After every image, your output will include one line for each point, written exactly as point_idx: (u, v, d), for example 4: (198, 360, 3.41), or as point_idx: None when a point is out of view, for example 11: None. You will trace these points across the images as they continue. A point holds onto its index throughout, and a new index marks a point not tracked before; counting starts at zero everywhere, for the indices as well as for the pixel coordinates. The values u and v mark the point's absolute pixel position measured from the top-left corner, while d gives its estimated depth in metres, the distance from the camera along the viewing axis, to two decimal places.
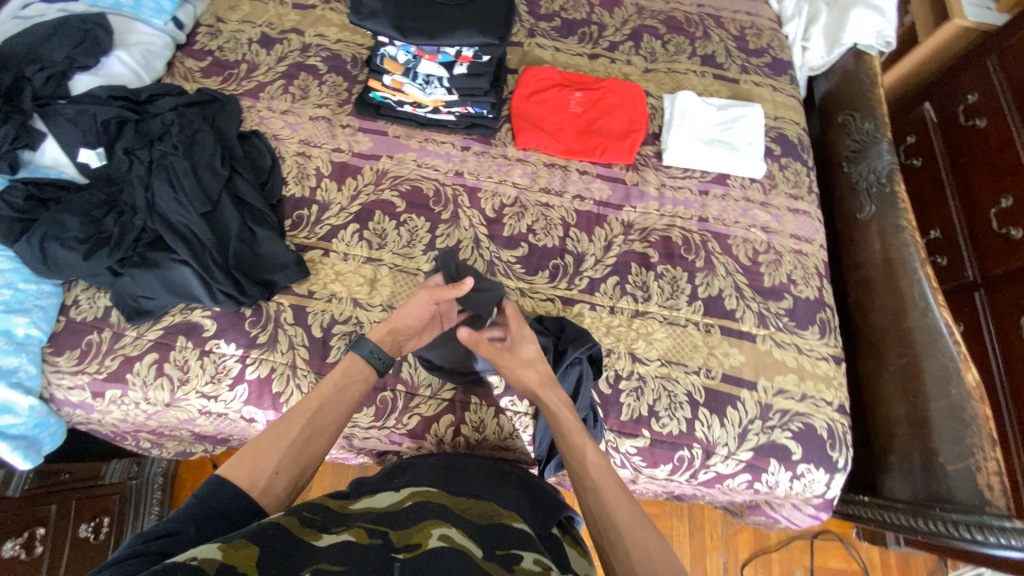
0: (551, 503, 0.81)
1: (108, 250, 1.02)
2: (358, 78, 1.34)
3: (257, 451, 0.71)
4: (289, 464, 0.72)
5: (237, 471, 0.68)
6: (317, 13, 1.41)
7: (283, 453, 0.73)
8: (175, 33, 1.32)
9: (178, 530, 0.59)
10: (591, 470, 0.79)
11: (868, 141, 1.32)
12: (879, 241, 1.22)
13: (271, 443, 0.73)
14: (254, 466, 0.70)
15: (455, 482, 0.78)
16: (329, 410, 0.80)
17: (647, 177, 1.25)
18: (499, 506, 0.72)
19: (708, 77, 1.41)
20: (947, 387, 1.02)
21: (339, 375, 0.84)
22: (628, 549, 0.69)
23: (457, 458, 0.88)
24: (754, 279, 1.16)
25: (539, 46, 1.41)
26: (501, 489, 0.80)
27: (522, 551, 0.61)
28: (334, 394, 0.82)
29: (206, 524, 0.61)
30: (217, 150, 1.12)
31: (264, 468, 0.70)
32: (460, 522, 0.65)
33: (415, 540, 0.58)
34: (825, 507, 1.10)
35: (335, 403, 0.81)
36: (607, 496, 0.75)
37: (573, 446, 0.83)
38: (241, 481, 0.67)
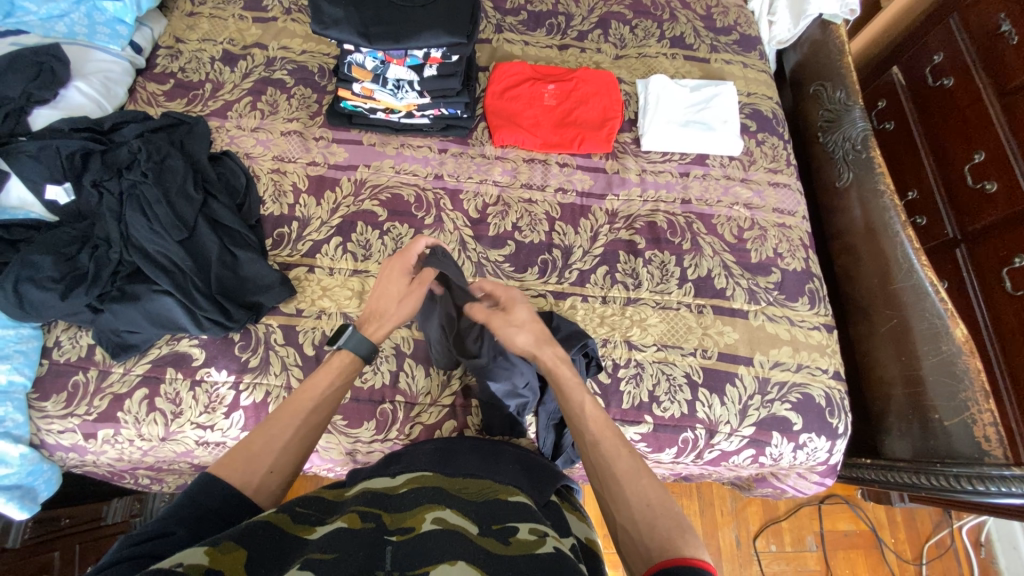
0: (547, 476, 0.85)
1: (86, 287, 0.99)
2: (327, 89, 1.32)
3: (249, 453, 0.68)
4: (286, 463, 0.70)
5: (229, 473, 0.66)
6: (279, 25, 1.38)
7: (279, 453, 0.70)
8: (133, 58, 1.28)
9: (170, 531, 0.57)
10: (590, 423, 0.75)
11: (841, 109, 1.34)
12: (859, 207, 1.24)
13: (264, 445, 0.70)
14: (247, 468, 0.67)
15: (450, 464, 0.79)
16: (323, 404, 0.76)
17: (627, 164, 1.26)
18: (494, 483, 0.75)
19: (679, 59, 1.41)
20: (938, 344, 1.03)
21: (332, 370, 0.80)
22: (627, 500, 0.66)
23: (452, 441, 0.89)
24: (741, 256, 1.17)
25: (508, 41, 1.40)
26: (497, 466, 0.82)
27: (518, 523, 0.64)
28: (329, 393, 0.78)
29: (199, 523, 0.60)
30: (189, 175, 1.10)
31: (259, 467, 0.68)
32: (455, 501, 0.67)
33: (409, 522, 0.60)
34: (829, 473, 1.12)
35: (328, 398, 0.77)
36: (606, 448, 0.72)
37: (571, 403, 0.79)
38: (234, 481, 0.65)
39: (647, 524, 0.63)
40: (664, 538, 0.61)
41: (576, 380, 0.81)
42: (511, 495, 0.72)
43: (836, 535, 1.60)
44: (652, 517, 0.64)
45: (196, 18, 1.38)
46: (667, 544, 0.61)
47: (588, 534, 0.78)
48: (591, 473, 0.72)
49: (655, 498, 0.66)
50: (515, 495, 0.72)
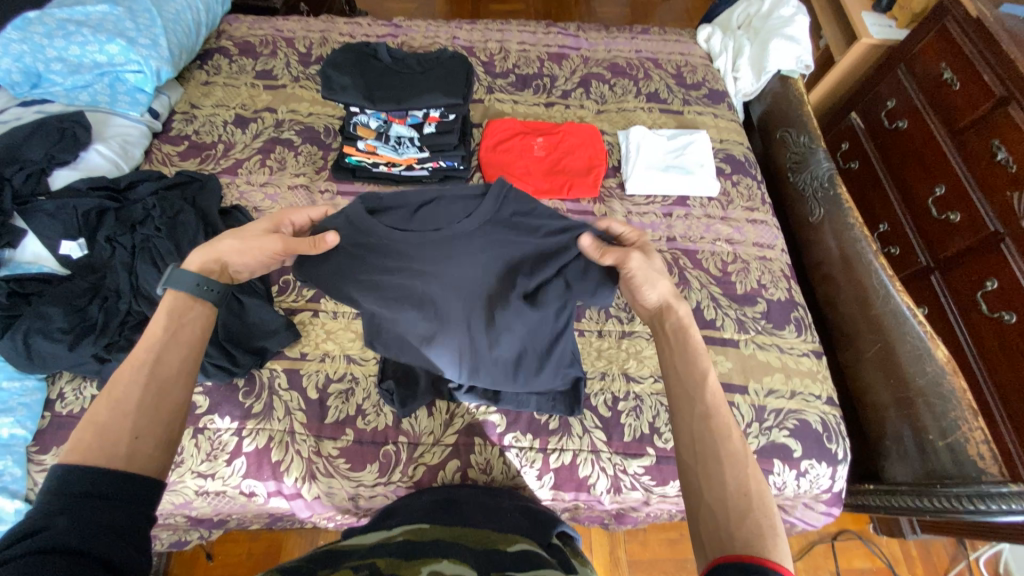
0: (547, 520, 0.87)
1: (94, 337, 1.02)
2: (332, 146, 1.41)
3: (97, 426, 0.59)
4: (149, 424, 0.62)
5: (78, 452, 0.57)
6: (288, 91, 1.51)
7: (136, 414, 0.62)
8: (151, 122, 1.38)
9: (47, 525, 0.50)
10: (708, 394, 0.69)
11: (806, 151, 1.45)
12: (833, 239, 1.33)
13: (113, 411, 0.61)
14: (103, 440, 0.58)
15: (448, 517, 0.82)
16: (170, 349, 0.68)
17: (614, 207, 1.34)
18: (494, 533, 0.78)
19: (656, 112, 1.54)
20: (923, 365, 1.07)
21: (164, 319, 0.70)
22: (728, 481, 0.62)
23: (453, 493, 0.93)
24: (727, 288, 1.23)
25: (498, 100, 1.53)
26: (496, 517, 0.85)
27: (519, 571, 0.66)
28: (169, 339, 0.69)
29: (86, 509, 0.52)
30: (200, 228, 1.16)
31: (122, 428, 0.60)
32: (452, 551, 0.69)
33: (405, 569, 0.62)
34: (835, 502, 1.12)
35: (182, 338, 0.70)
36: (718, 425, 0.66)
37: (692, 366, 0.72)
38: (97, 461, 0.57)
39: (738, 514, 0.60)
40: (750, 532, 0.58)
41: (698, 340, 0.75)
42: (511, 544, 0.74)
43: (852, 573, 1.56)
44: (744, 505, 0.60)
45: (210, 86, 1.50)
46: (752, 538, 0.58)
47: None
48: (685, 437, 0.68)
49: (754, 490, 0.61)
50: (515, 545, 0.74)
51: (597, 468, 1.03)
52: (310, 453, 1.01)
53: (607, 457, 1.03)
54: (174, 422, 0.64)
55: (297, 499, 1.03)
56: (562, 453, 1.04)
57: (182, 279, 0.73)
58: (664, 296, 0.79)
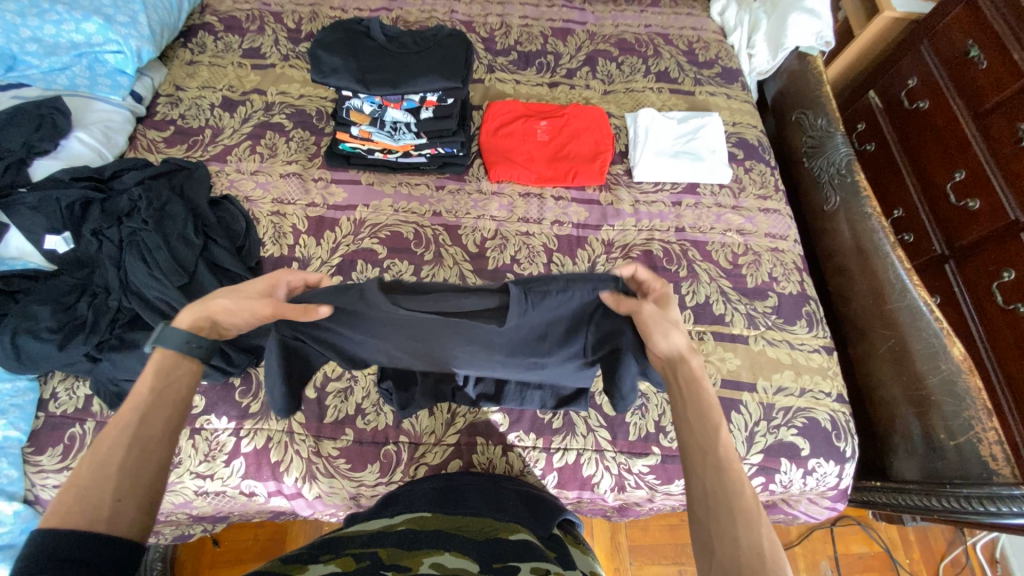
0: (549, 509, 0.86)
1: (84, 336, 0.99)
2: (325, 131, 1.35)
3: (77, 491, 0.54)
4: (135, 485, 0.57)
5: (59, 519, 0.52)
6: (277, 71, 1.43)
7: (118, 477, 0.56)
8: (134, 107, 1.31)
9: None
10: (719, 443, 0.63)
11: (823, 136, 1.39)
12: (848, 229, 1.28)
13: (93, 474, 0.55)
14: (83, 505, 0.53)
15: (449, 505, 0.81)
16: (159, 405, 0.62)
17: (621, 195, 1.29)
18: (495, 522, 0.77)
19: (665, 93, 1.46)
20: (937, 363, 1.04)
21: (153, 373, 0.64)
22: (739, 540, 0.55)
23: (453, 479, 0.92)
24: (737, 282, 1.19)
25: (500, 80, 1.45)
26: (498, 505, 0.84)
27: (520, 563, 0.65)
28: (153, 393, 0.63)
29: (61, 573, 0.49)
30: (189, 220, 1.11)
31: (104, 493, 0.55)
32: (453, 542, 0.69)
33: (407, 561, 0.62)
34: (840, 497, 1.11)
35: (169, 396, 0.64)
36: (730, 478, 0.60)
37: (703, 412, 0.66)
38: (76, 526, 0.52)
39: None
40: None
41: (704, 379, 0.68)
42: (512, 533, 0.74)
43: (850, 558, 1.57)
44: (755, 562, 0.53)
45: (196, 66, 1.42)
46: None
47: (593, 567, 0.78)
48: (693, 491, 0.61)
49: (765, 548, 0.55)
50: (516, 534, 0.73)
51: (601, 467, 1.01)
52: (310, 453, 0.99)
53: (611, 457, 1.02)
54: (161, 481, 0.59)
55: (298, 498, 1.02)
56: (566, 452, 1.02)
57: (167, 335, 0.65)
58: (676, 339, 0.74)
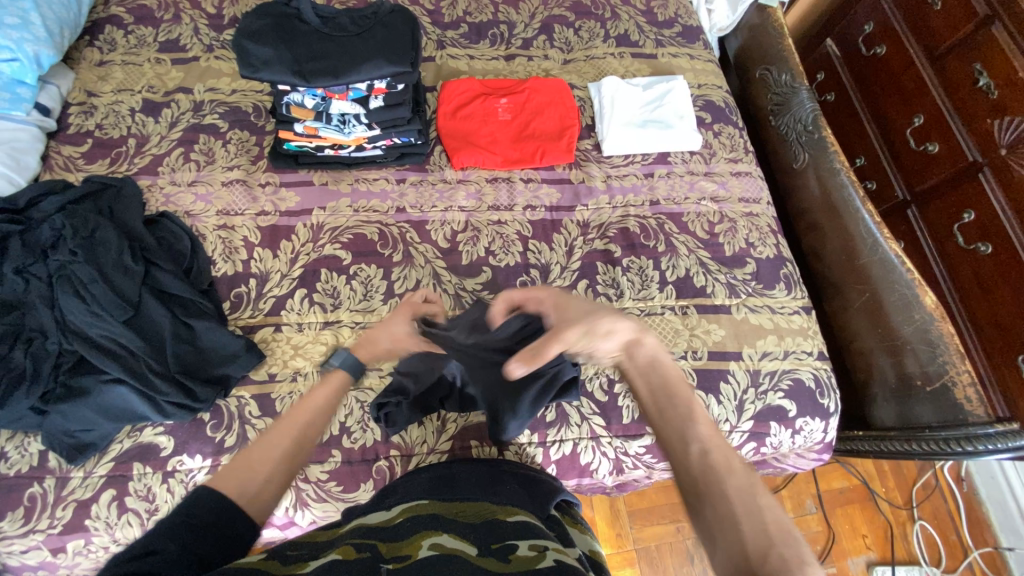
0: (546, 489, 0.85)
1: (25, 388, 0.89)
2: (266, 129, 1.23)
3: (245, 461, 0.64)
4: (280, 473, 0.65)
5: (225, 483, 0.62)
6: (202, 65, 1.28)
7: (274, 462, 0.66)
8: (42, 121, 1.14)
9: (159, 548, 0.55)
10: (698, 427, 0.63)
11: (788, 92, 1.37)
12: (818, 185, 1.28)
13: (261, 455, 0.65)
14: (243, 477, 0.63)
15: (447, 491, 0.80)
16: (322, 415, 0.71)
17: (592, 171, 1.24)
18: (493, 505, 0.76)
19: (627, 58, 1.39)
20: (911, 313, 1.07)
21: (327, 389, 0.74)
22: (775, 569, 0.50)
23: (449, 467, 0.89)
24: (715, 251, 1.17)
25: (452, 57, 1.35)
26: (495, 487, 0.83)
27: (518, 540, 0.66)
28: (319, 408, 0.71)
29: (193, 537, 0.57)
30: (125, 245, 1.00)
31: (258, 476, 0.64)
32: (451, 527, 0.68)
33: (406, 551, 0.61)
34: (825, 449, 1.14)
35: (330, 409, 0.73)
36: (716, 458, 0.60)
37: (676, 403, 0.66)
38: (230, 490, 0.62)
39: (760, 549, 0.52)
40: (774, 566, 0.50)
41: (698, 402, 0.65)
42: (510, 515, 0.73)
43: (833, 494, 1.67)
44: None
45: (107, 66, 1.26)
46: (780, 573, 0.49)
47: (591, 545, 0.79)
48: (712, 528, 0.56)
49: (798, 568, 0.50)
50: (514, 516, 0.73)
51: (598, 454, 1.01)
52: (297, 480, 0.94)
53: (607, 442, 1.01)
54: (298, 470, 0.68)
55: (291, 526, 0.97)
56: (562, 443, 1.00)
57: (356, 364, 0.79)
58: (628, 329, 0.71)
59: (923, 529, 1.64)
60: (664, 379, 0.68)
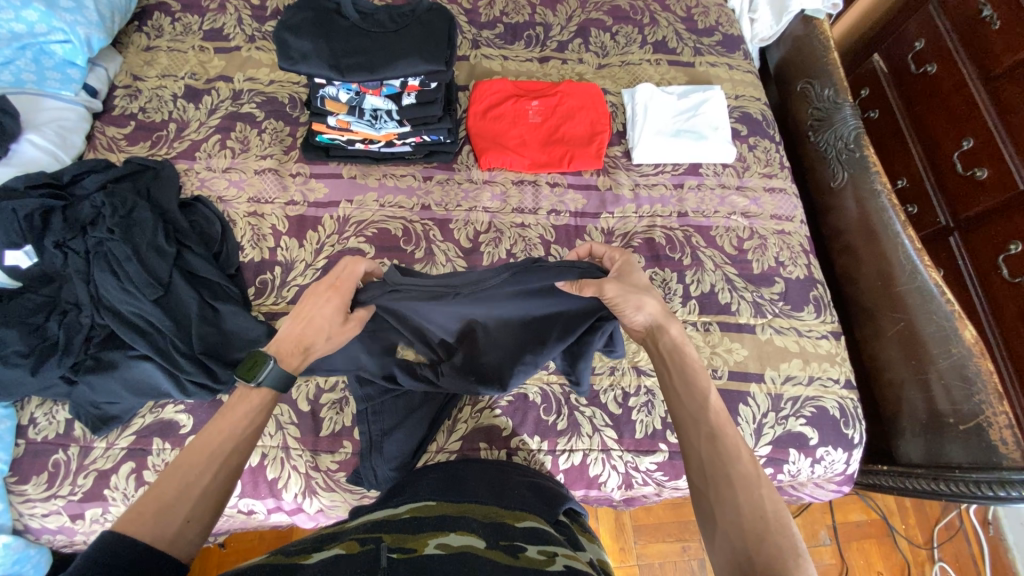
0: (554, 496, 0.84)
1: (57, 358, 0.93)
2: (300, 120, 1.25)
3: (159, 503, 0.55)
4: (204, 508, 0.57)
5: (138, 526, 0.53)
6: (243, 54, 1.31)
7: (196, 497, 0.57)
8: (89, 102, 1.19)
9: None
10: (712, 415, 0.65)
11: (830, 108, 1.32)
12: (856, 206, 1.23)
13: (178, 491, 0.57)
14: (160, 518, 0.54)
15: (456, 491, 0.79)
16: (245, 436, 0.65)
17: (620, 179, 1.22)
18: (502, 508, 0.76)
19: (664, 65, 1.37)
20: (948, 347, 1.02)
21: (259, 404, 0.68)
22: (768, 554, 0.53)
23: (459, 467, 0.89)
24: (743, 268, 1.14)
25: (486, 57, 1.35)
26: (503, 491, 0.82)
27: (527, 543, 0.66)
28: (245, 426, 0.65)
29: None
30: (159, 227, 1.03)
31: (181, 506, 0.56)
32: (459, 525, 0.68)
33: (410, 544, 0.62)
34: (846, 481, 1.10)
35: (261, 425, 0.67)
36: (727, 446, 0.62)
37: (693, 390, 0.69)
38: (147, 538, 0.52)
39: (757, 536, 0.55)
40: (770, 552, 0.54)
41: (712, 388, 0.68)
42: (519, 520, 0.73)
43: (849, 526, 1.61)
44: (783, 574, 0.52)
45: (154, 52, 1.30)
46: (773, 558, 0.53)
47: (601, 554, 0.77)
48: (715, 508, 0.60)
49: (789, 558, 0.53)
50: (523, 520, 0.73)
51: (608, 467, 0.99)
52: (308, 468, 0.95)
53: (618, 456, 0.99)
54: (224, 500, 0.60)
55: (299, 512, 0.99)
56: (572, 453, 0.99)
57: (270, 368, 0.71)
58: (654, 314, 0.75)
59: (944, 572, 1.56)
60: (682, 363, 0.72)
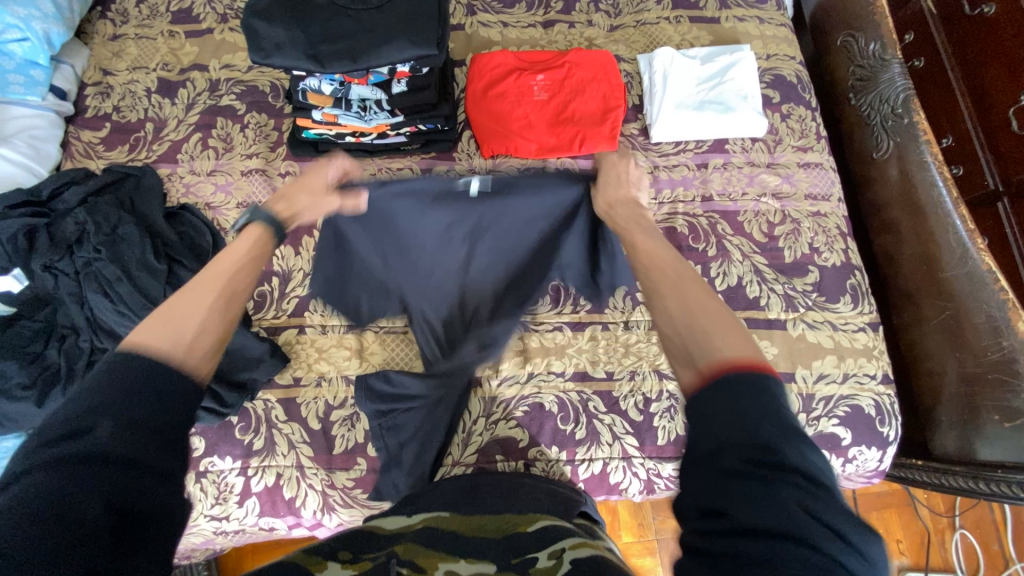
0: (571, 502, 0.78)
1: (61, 387, 0.91)
2: (284, 111, 1.15)
3: (164, 313, 0.49)
4: (216, 322, 0.51)
5: (145, 336, 0.46)
6: (216, 38, 1.19)
7: (204, 313, 0.51)
8: (59, 105, 1.10)
9: (90, 421, 0.40)
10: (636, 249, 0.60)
11: (877, 65, 1.17)
12: (901, 180, 1.11)
13: (185, 306, 0.51)
14: (169, 324, 0.48)
15: (471, 502, 0.74)
16: (248, 266, 0.58)
17: (637, 161, 1.11)
18: (515, 515, 0.70)
19: (684, 23, 1.21)
20: (998, 339, 0.93)
21: (245, 241, 0.62)
22: (702, 342, 0.46)
23: (475, 475, 0.84)
24: (774, 257, 1.05)
25: (483, 24, 1.20)
26: (518, 498, 0.77)
27: (538, 551, 0.59)
28: (247, 258, 0.59)
29: (127, 402, 0.41)
30: (146, 242, 0.97)
31: (175, 331, 0.48)
32: (470, 543, 0.63)
33: (422, 562, 0.57)
34: (876, 473, 1.04)
35: (253, 264, 0.59)
36: (655, 264, 0.56)
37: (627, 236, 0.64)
38: (159, 344, 0.46)
39: (691, 331, 0.47)
40: (702, 339, 0.46)
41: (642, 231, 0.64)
42: (531, 525, 0.67)
43: (869, 496, 1.47)
44: (719, 354, 0.44)
45: (121, 41, 1.19)
46: (709, 342, 0.45)
47: None
48: (660, 325, 0.51)
49: (725, 336, 0.46)
50: (536, 525, 0.67)
51: (629, 474, 0.96)
52: (324, 487, 0.94)
53: (640, 463, 0.96)
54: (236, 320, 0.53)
55: (319, 526, 0.99)
56: (591, 462, 0.96)
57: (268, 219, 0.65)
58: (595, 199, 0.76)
59: (965, 540, 1.43)
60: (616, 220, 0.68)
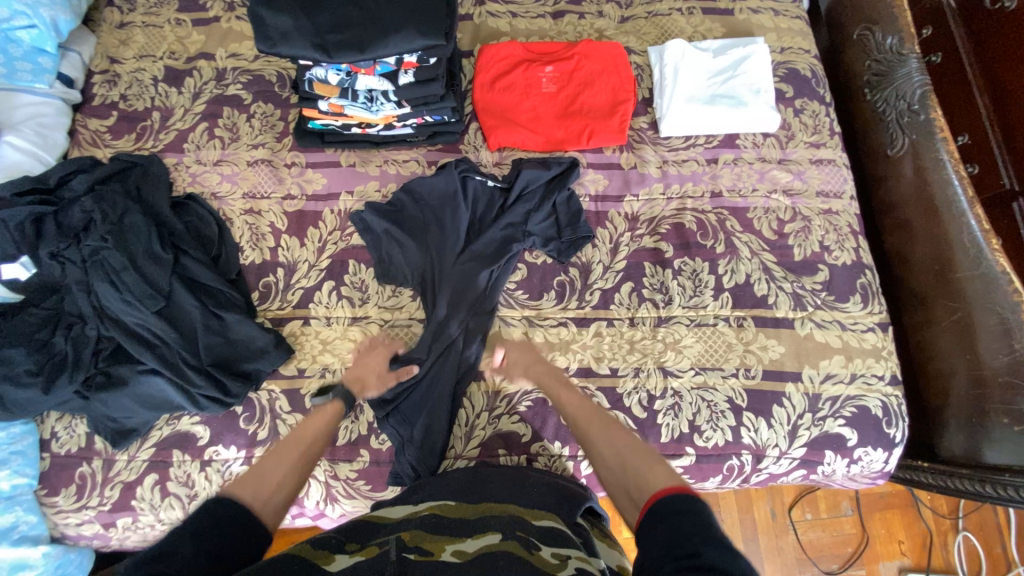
0: (576, 494, 0.78)
1: (69, 374, 0.91)
2: (290, 101, 1.14)
3: (252, 475, 0.69)
4: (285, 487, 0.71)
5: (240, 492, 0.66)
6: (223, 26, 1.18)
7: (276, 479, 0.71)
8: (66, 93, 1.10)
9: (176, 548, 0.55)
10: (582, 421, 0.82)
11: (893, 61, 1.15)
12: (916, 179, 1.09)
13: (266, 466, 0.72)
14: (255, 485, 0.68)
15: (476, 491, 0.74)
16: (317, 441, 0.81)
17: (646, 156, 1.09)
18: (521, 506, 0.70)
19: (697, 14, 1.18)
20: (1010, 342, 0.92)
21: (317, 417, 0.84)
22: (638, 478, 0.67)
23: (480, 467, 0.83)
24: (783, 255, 1.03)
25: (492, 14, 1.19)
26: (523, 489, 0.76)
27: (542, 542, 0.61)
28: (319, 434, 0.82)
29: (205, 537, 0.58)
30: (152, 231, 0.97)
31: (256, 484, 0.68)
32: (475, 528, 0.64)
33: (429, 545, 0.59)
34: (882, 475, 1.03)
35: (321, 442, 0.82)
36: (598, 437, 0.78)
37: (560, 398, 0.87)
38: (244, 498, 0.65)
39: (628, 476, 0.69)
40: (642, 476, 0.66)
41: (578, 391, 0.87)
42: (537, 518, 0.67)
43: (871, 497, 1.46)
44: (649, 484, 0.65)
45: (128, 29, 1.18)
46: (641, 478, 0.67)
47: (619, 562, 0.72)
48: (607, 475, 0.74)
49: (651, 465, 0.67)
50: (542, 519, 0.67)
51: None
52: (327, 477, 0.95)
53: None
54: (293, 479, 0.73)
55: (322, 516, 1.00)
56: None
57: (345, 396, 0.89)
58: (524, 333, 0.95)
59: (968, 543, 1.42)
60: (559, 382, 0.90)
